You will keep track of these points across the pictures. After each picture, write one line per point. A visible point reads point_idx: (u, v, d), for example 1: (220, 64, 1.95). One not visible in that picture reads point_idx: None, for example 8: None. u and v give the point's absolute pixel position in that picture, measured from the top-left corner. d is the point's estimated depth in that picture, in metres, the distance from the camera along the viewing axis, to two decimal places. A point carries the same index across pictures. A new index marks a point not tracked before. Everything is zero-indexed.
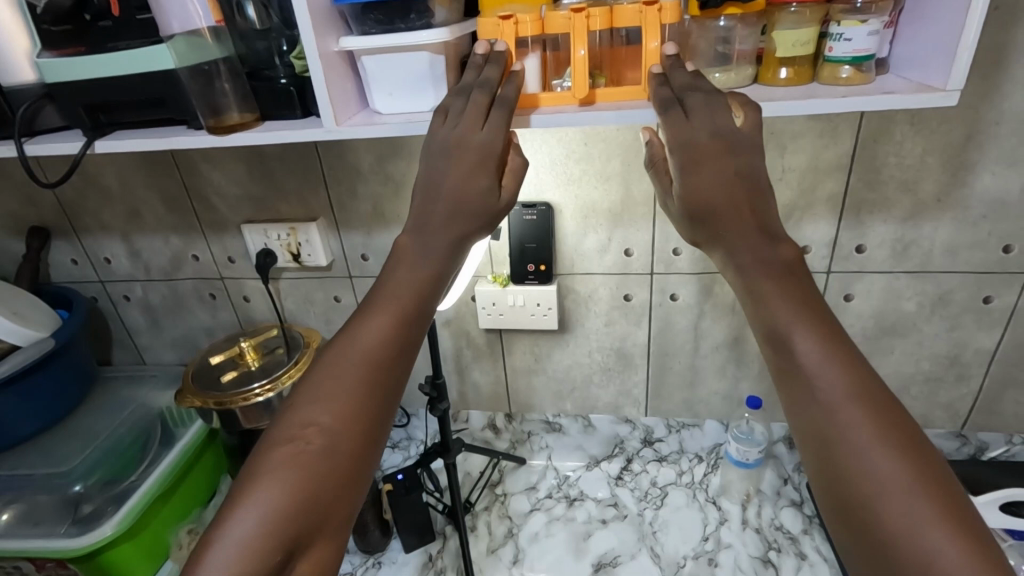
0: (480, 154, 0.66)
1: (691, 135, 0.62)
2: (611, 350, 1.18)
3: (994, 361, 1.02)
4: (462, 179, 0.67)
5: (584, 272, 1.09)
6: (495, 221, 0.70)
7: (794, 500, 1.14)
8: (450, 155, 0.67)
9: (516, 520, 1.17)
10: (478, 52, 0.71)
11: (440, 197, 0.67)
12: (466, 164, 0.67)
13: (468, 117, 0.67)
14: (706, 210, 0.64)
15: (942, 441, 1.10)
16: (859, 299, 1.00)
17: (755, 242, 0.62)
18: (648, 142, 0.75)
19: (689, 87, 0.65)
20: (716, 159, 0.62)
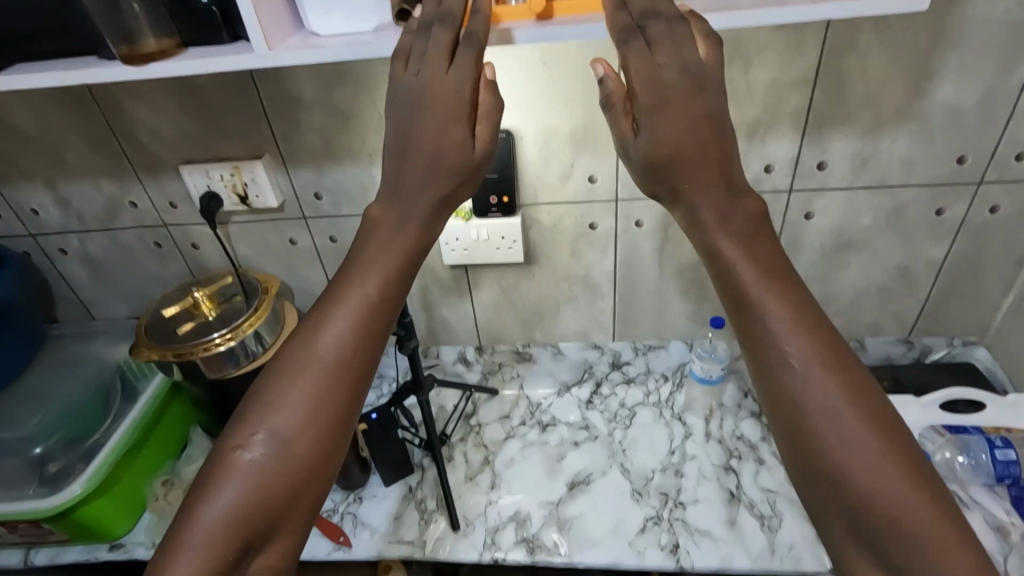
0: (454, 101, 0.61)
1: (665, 75, 0.59)
2: (578, 280, 1.17)
3: (942, 270, 1.06)
4: (436, 132, 0.61)
5: (548, 202, 1.06)
6: (477, 175, 0.65)
7: (754, 411, 1.21)
8: (421, 103, 0.61)
9: (492, 447, 1.21)
10: None
11: (411, 157, 0.62)
12: (438, 112, 0.61)
13: (432, 57, 0.61)
14: (684, 159, 0.60)
15: (891, 347, 1.17)
16: (819, 216, 1.01)
17: (717, 200, 0.61)
18: (601, 78, 0.65)
19: (650, 15, 0.61)
20: (694, 104, 0.59)
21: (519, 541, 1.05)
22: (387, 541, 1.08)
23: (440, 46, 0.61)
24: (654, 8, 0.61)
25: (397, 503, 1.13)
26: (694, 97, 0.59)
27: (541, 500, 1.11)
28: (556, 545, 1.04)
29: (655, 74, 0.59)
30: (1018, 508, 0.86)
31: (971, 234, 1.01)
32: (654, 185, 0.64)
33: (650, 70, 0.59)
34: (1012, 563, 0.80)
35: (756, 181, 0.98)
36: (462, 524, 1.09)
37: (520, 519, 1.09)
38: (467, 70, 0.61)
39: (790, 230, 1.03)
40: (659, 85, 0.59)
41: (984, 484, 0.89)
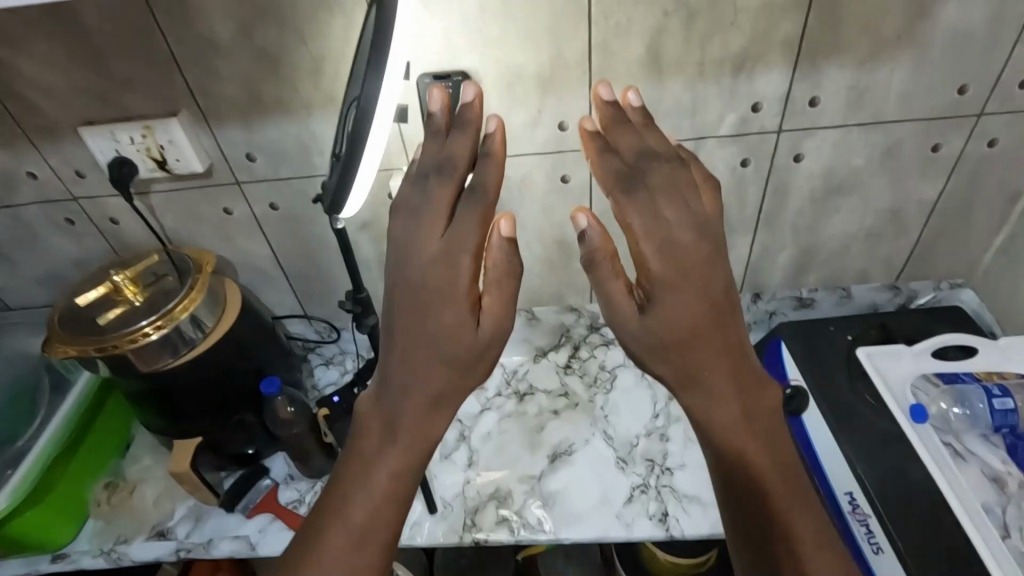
0: (447, 267, 0.58)
1: (679, 239, 0.57)
2: (551, 240, 1.07)
3: (935, 211, 1.00)
4: (434, 303, 0.58)
5: (514, 153, 0.94)
6: (489, 350, 0.60)
7: None
8: (424, 261, 0.58)
9: (467, 422, 1.14)
10: (435, 118, 0.63)
11: (419, 330, 0.58)
12: (432, 294, 0.58)
13: (429, 214, 0.59)
14: (694, 340, 0.57)
15: (877, 294, 1.13)
16: (808, 158, 0.93)
17: (728, 378, 0.59)
18: (584, 229, 0.60)
19: (638, 157, 0.60)
20: (701, 273, 0.57)
21: (501, 520, 0.99)
22: None
23: (434, 210, 0.59)
24: (647, 147, 0.61)
25: None
26: (702, 269, 0.57)
27: (522, 475, 1.05)
28: (540, 522, 0.99)
29: (660, 235, 0.57)
30: (1015, 456, 0.83)
31: (966, 171, 0.94)
32: (663, 364, 0.59)
33: (663, 236, 0.57)
34: (1010, 514, 0.79)
35: (742, 122, 0.89)
36: (440, 506, 1.02)
37: (500, 496, 1.03)
38: (468, 231, 0.58)
39: (778, 175, 0.95)
40: (672, 246, 0.57)
41: (981, 435, 0.86)
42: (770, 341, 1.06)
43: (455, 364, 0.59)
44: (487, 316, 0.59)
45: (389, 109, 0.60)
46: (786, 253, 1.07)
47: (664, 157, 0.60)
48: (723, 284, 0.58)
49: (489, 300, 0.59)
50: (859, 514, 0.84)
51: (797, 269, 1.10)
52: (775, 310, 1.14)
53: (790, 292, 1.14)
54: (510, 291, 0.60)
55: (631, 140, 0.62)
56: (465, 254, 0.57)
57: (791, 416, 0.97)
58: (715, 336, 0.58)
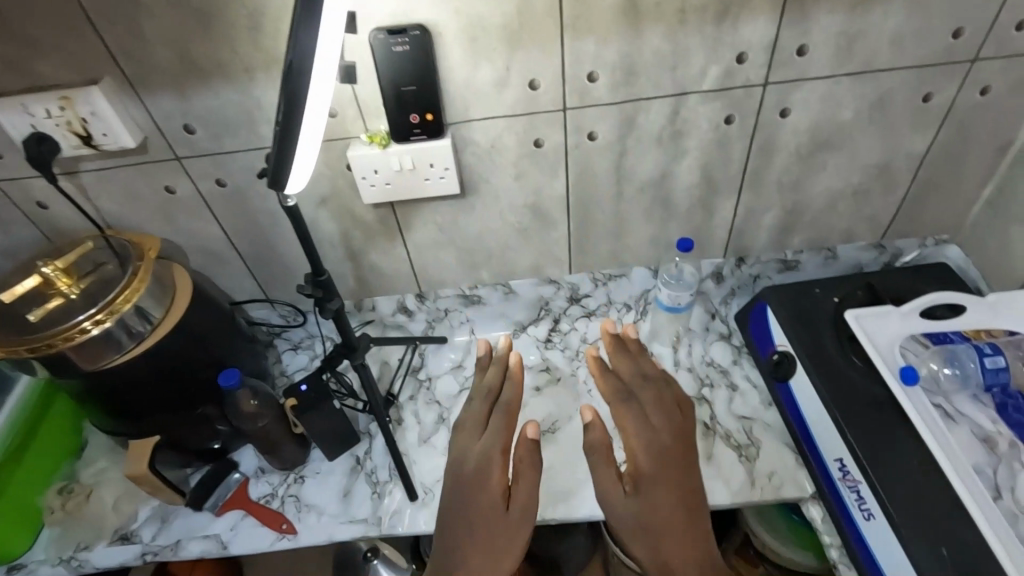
0: (489, 469, 0.80)
1: (656, 436, 0.83)
2: (526, 210, 0.99)
3: (923, 164, 0.96)
4: (471, 494, 0.79)
5: (482, 116, 0.85)
6: (519, 535, 0.76)
7: (722, 333, 1.13)
8: (472, 461, 0.82)
9: (446, 403, 1.10)
10: (481, 354, 0.96)
11: (470, 505, 0.78)
12: (474, 486, 0.80)
13: (470, 430, 0.87)
14: (664, 512, 0.76)
15: (862, 253, 1.10)
16: (795, 112, 0.88)
17: (684, 528, 0.76)
18: (589, 422, 0.84)
19: (629, 386, 0.90)
20: (677, 458, 0.81)
21: None
22: (338, 522, 0.96)
23: (475, 420, 0.87)
24: (641, 377, 0.91)
25: (345, 478, 1.01)
26: (672, 445, 0.82)
27: None
28: None
29: (644, 436, 0.83)
30: (1003, 415, 0.81)
31: (957, 120, 0.90)
32: (644, 548, 0.75)
33: (649, 441, 0.82)
34: (1001, 474, 0.77)
35: (726, 75, 0.83)
36: (421, 493, 0.98)
37: None
38: (496, 437, 0.84)
39: (764, 131, 0.89)
40: (654, 446, 0.81)
41: (971, 394, 0.84)
42: (757, 305, 1.07)
43: (494, 523, 0.77)
44: (517, 501, 0.78)
45: (327, 66, 0.53)
46: (772, 214, 1.02)
47: (659, 395, 0.88)
48: (689, 459, 0.81)
49: (520, 484, 0.79)
50: (850, 480, 0.84)
51: (782, 231, 1.06)
52: (760, 274, 1.13)
53: (774, 254, 1.10)
54: (533, 483, 0.79)
55: (629, 376, 0.92)
56: (498, 448, 0.82)
57: (779, 382, 0.99)
58: (681, 483, 0.79)
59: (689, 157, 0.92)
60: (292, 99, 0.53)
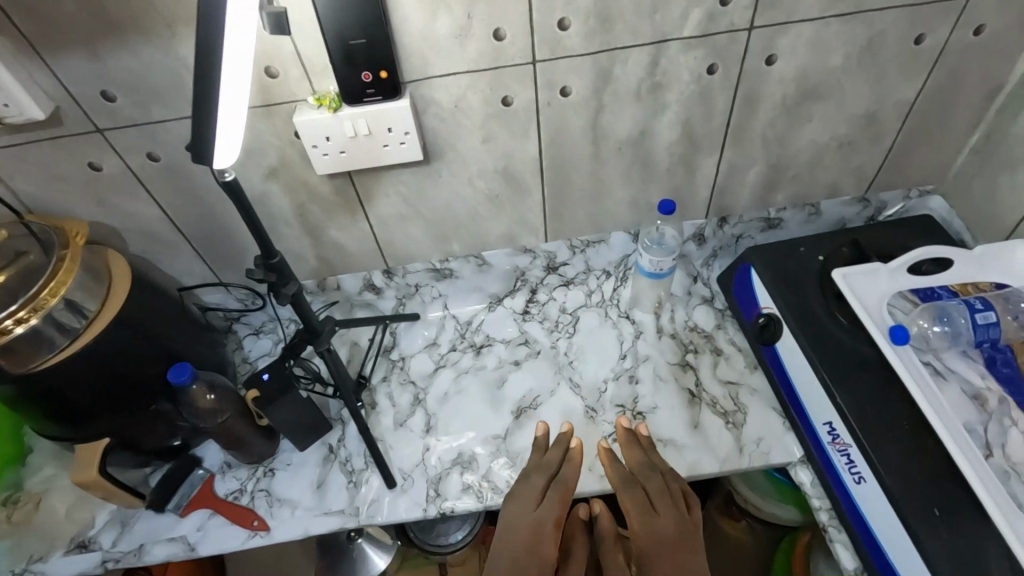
0: (535, 535, 0.77)
1: (663, 534, 0.76)
2: (496, 175, 0.91)
3: (911, 112, 0.91)
4: (524, 562, 0.74)
5: (443, 73, 0.76)
6: None
7: (705, 297, 1.11)
8: (524, 528, 0.78)
9: (421, 383, 1.05)
10: (538, 433, 0.91)
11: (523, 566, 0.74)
12: (518, 554, 0.75)
13: (526, 495, 0.82)
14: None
15: (845, 209, 1.07)
16: (781, 60, 0.81)
17: None
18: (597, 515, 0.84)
19: (645, 469, 0.84)
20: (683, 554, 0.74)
21: (466, 487, 0.92)
22: (313, 515, 0.91)
23: (532, 490, 0.83)
24: (652, 463, 0.85)
25: (318, 468, 0.96)
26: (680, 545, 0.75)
27: (486, 436, 0.97)
28: (509, 484, 0.92)
29: (653, 534, 0.76)
30: (992, 370, 0.80)
31: (948, 63, 0.85)
32: None
33: (656, 529, 0.76)
34: (992, 430, 0.75)
35: (709, 19, 0.75)
36: (399, 479, 0.94)
37: (464, 461, 0.95)
38: (553, 506, 0.80)
39: (749, 81, 0.83)
40: (662, 537, 0.76)
41: (960, 351, 0.82)
42: (741, 267, 1.03)
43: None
44: None
45: (246, 20, 0.48)
46: (756, 170, 0.97)
47: (663, 489, 0.81)
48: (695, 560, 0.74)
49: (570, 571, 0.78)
50: (840, 444, 0.82)
51: (766, 188, 1.01)
52: (743, 234, 1.09)
53: (757, 213, 1.05)
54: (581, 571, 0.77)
55: (638, 469, 0.85)
56: (551, 522, 0.78)
57: (765, 345, 0.96)
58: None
59: (669, 112, 0.86)
60: (204, 59, 0.48)
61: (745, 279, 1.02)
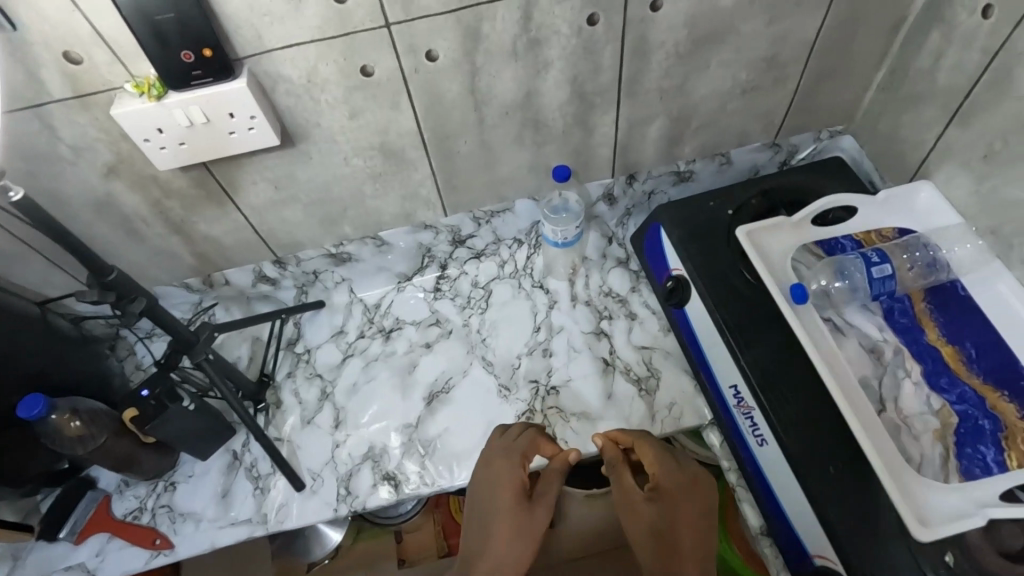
0: (508, 461, 0.72)
1: (666, 469, 0.69)
2: (375, 151, 0.83)
3: (813, 51, 0.85)
4: (498, 481, 0.70)
5: (283, 45, 0.67)
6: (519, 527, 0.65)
7: (620, 259, 1.07)
8: (497, 456, 0.74)
9: (328, 376, 1.00)
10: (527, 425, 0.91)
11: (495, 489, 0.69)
12: (489, 479, 0.71)
13: (502, 436, 0.79)
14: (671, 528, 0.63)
15: (756, 156, 1.02)
16: (668, 4, 0.73)
17: None
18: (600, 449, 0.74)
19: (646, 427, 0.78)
20: (679, 490, 0.67)
21: (378, 480, 0.89)
22: (218, 527, 0.87)
23: (509, 433, 0.79)
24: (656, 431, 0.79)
25: (222, 477, 0.91)
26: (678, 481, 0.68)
27: (397, 426, 0.94)
28: (421, 475, 0.89)
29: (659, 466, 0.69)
30: (890, 321, 0.79)
31: None
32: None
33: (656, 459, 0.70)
34: (886, 384, 0.75)
35: None
36: (308, 480, 0.90)
37: (375, 455, 0.92)
38: (527, 442, 0.76)
39: (635, 29, 0.75)
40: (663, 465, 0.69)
41: (860, 304, 0.81)
42: (651, 227, 0.99)
43: (518, 528, 0.65)
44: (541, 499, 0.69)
45: None
46: (658, 124, 0.90)
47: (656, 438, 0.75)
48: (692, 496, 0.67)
49: (541, 506, 0.68)
50: (744, 407, 0.81)
51: (671, 141, 0.95)
52: (654, 189, 1.04)
53: (666, 168, 1.00)
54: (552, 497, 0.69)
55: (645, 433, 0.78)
56: (519, 456, 0.73)
57: (674, 308, 0.94)
58: (686, 532, 0.63)
59: (554, 70, 0.78)
60: None
61: (655, 239, 0.98)
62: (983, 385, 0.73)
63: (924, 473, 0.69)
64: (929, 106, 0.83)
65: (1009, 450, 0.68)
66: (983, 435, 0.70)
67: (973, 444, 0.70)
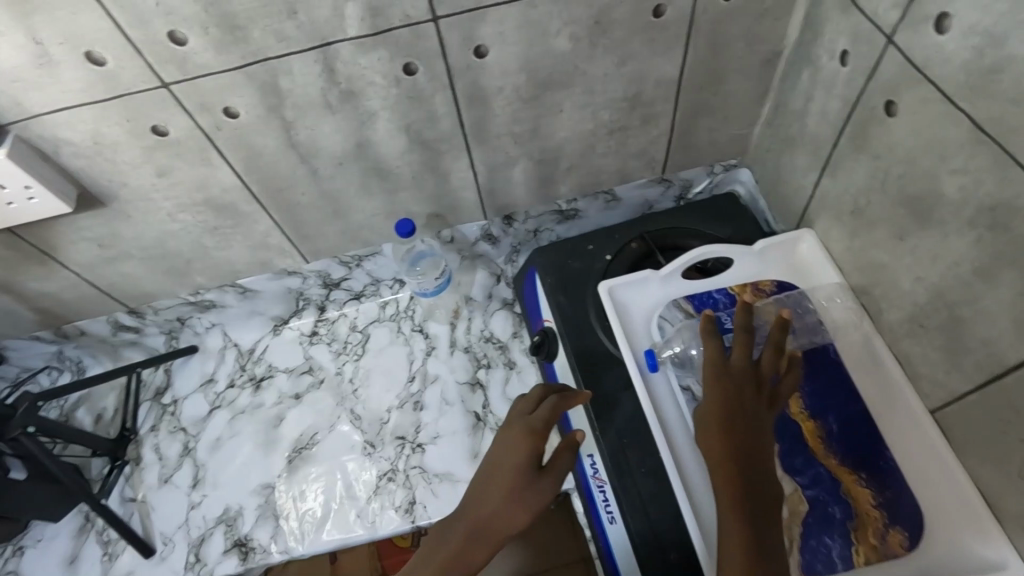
0: (526, 431, 0.61)
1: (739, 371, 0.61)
2: (201, 207, 0.77)
3: (680, 89, 0.77)
4: (506, 456, 0.61)
5: (49, 108, 0.60)
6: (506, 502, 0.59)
7: (506, 300, 1.00)
8: (513, 426, 0.63)
9: (192, 429, 0.95)
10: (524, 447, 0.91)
11: (500, 461, 0.61)
12: (494, 447, 0.63)
13: (521, 402, 0.66)
14: (734, 434, 0.57)
15: (647, 191, 0.95)
16: (493, 49, 0.66)
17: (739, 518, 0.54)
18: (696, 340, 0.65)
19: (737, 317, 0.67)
20: (740, 406, 0.58)
21: (229, 547, 0.86)
22: None
23: (529, 397, 0.66)
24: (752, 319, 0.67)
25: (72, 541, 0.88)
26: (741, 401, 0.59)
27: (256, 486, 0.90)
28: (274, 540, 0.86)
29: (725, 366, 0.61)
30: None
31: (704, 33, 0.70)
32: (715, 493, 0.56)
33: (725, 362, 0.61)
34: None
35: (373, 13, 0.59)
36: (159, 545, 0.87)
37: (229, 518, 0.88)
38: (549, 407, 0.63)
39: (463, 76, 0.68)
40: (734, 371, 0.60)
41: None
42: (528, 271, 0.92)
43: (516, 492, 0.59)
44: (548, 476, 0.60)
45: None
46: (521, 166, 0.83)
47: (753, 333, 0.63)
48: (758, 421, 0.58)
49: (549, 477, 0.60)
50: (599, 479, 0.77)
51: (543, 181, 0.87)
52: (538, 228, 0.97)
53: (547, 207, 0.93)
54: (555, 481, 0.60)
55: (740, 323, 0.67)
56: (537, 421, 0.61)
57: (546, 361, 0.89)
58: (744, 460, 0.56)
59: (382, 120, 0.71)
60: None
61: (532, 284, 0.91)
62: (840, 466, 0.67)
63: None
64: (805, 151, 0.75)
65: (857, 544, 0.63)
66: (830, 525, 0.64)
67: (819, 535, 0.64)
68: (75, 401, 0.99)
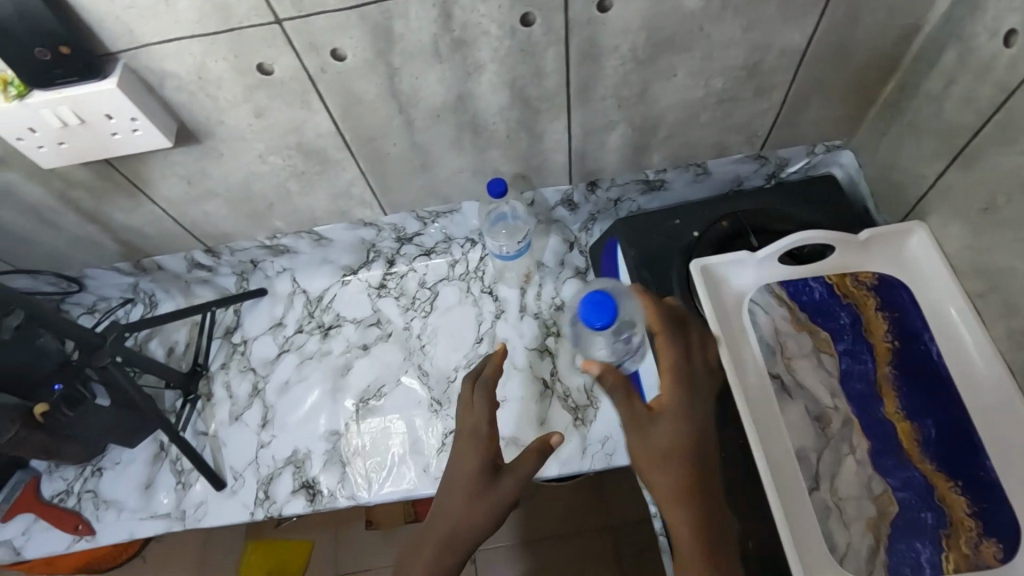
0: (477, 436, 0.66)
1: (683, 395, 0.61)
2: (291, 151, 0.75)
3: (803, 62, 0.72)
4: (462, 462, 0.65)
5: (161, 39, 0.58)
6: (474, 506, 0.61)
7: (578, 269, 0.98)
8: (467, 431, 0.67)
9: (261, 370, 0.97)
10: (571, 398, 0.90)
11: (459, 470, 0.65)
12: (455, 455, 0.66)
13: (467, 410, 0.70)
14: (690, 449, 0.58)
15: (740, 167, 0.90)
16: (618, 4, 0.61)
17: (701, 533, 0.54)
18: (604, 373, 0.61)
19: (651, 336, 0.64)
20: (697, 426, 0.59)
21: (297, 488, 0.88)
22: (138, 518, 0.89)
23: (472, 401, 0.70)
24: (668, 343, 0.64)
25: (147, 467, 0.92)
26: (697, 422, 0.59)
27: (323, 432, 0.91)
28: (341, 486, 0.88)
29: (669, 390, 0.61)
30: (845, 384, 0.70)
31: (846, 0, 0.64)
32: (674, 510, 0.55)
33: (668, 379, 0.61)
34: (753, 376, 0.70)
35: None
36: (229, 479, 0.90)
37: (298, 460, 0.90)
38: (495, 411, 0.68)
39: (580, 32, 0.64)
40: (677, 387, 0.61)
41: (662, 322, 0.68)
42: (608, 242, 0.89)
43: (476, 496, 0.62)
44: (509, 476, 0.63)
45: None
46: (618, 131, 0.79)
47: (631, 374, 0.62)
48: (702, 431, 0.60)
49: (510, 476, 0.63)
50: None
51: (636, 149, 0.83)
52: (621, 196, 0.94)
53: (634, 175, 0.89)
54: (520, 478, 0.63)
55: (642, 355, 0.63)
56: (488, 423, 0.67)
57: None
58: (700, 476, 0.57)
59: (488, 73, 0.68)
60: None
61: (613, 256, 0.88)
62: (935, 472, 0.65)
63: (846, 566, 0.62)
64: (932, 139, 0.70)
65: (948, 552, 0.61)
66: (921, 530, 0.62)
67: (908, 538, 0.63)
68: (147, 333, 1.01)
